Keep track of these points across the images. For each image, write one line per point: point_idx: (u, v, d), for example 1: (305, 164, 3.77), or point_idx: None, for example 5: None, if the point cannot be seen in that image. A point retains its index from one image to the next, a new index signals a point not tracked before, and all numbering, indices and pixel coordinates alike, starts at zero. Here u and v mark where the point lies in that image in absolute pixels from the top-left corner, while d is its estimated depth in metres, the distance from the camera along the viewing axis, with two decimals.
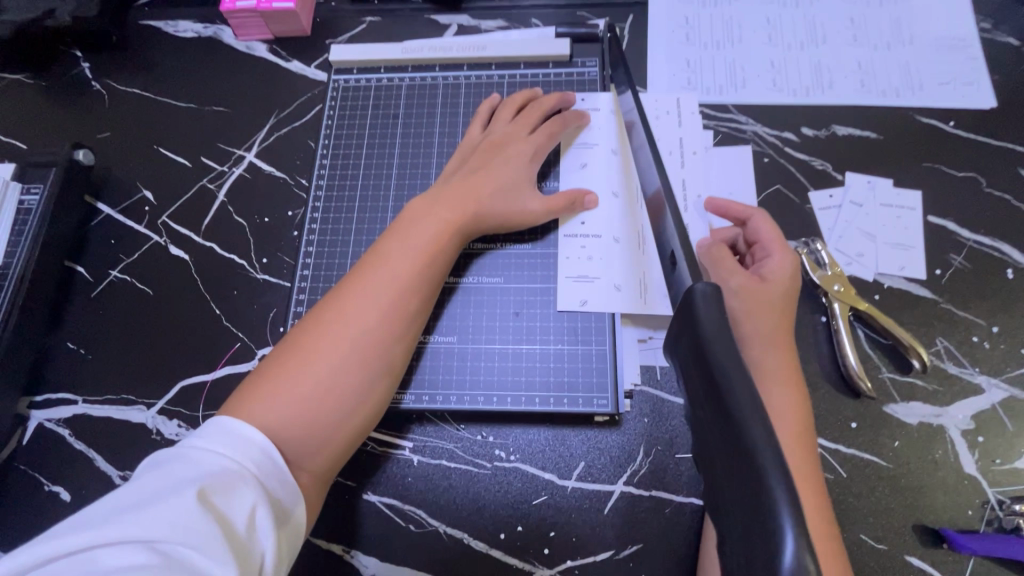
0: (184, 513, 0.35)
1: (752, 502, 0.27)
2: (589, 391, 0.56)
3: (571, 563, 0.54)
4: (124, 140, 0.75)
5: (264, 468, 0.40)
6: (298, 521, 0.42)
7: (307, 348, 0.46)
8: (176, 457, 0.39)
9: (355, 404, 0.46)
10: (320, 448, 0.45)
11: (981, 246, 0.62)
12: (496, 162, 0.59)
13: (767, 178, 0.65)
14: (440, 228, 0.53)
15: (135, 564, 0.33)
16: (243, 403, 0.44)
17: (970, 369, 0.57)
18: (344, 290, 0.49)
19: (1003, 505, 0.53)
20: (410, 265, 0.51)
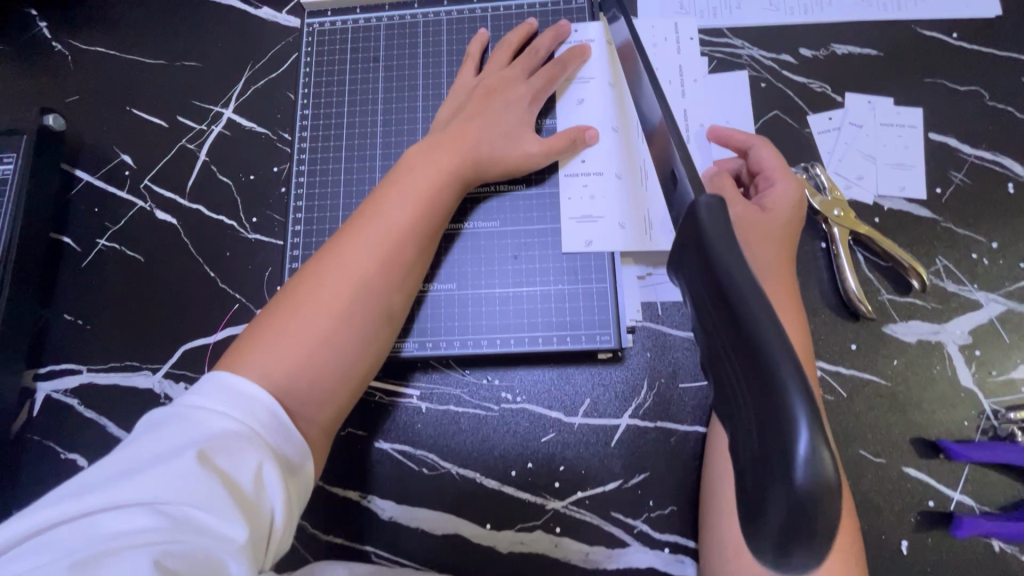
0: (188, 476, 0.35)
1: (766, 404, 0.28)
2: (592, 328, 0.56)
3: (582, 494, 0.56)
4: (94, 103, 0.72)
5: (266, 423, 0.40)
6: (306, 475, 0.42)
7: (310, 295, 0.45)
8: (175, 417, 0.39)
9: (356, 354, 0.46)
10: (324, 399, 0.45)
11: (982, 161, 0.61)
12: (491, 104, 0.57)
13: (764, 103, 0.63)
14: (438, 173, 0.52)
15: (141, 526, 0.34)
16: (247, 351, 0.43)
17: (969, 286, 0.57)
18: (345, 236, 0.48)
19: (998, 414, 0.54)
20: (411, 213, 0.50)
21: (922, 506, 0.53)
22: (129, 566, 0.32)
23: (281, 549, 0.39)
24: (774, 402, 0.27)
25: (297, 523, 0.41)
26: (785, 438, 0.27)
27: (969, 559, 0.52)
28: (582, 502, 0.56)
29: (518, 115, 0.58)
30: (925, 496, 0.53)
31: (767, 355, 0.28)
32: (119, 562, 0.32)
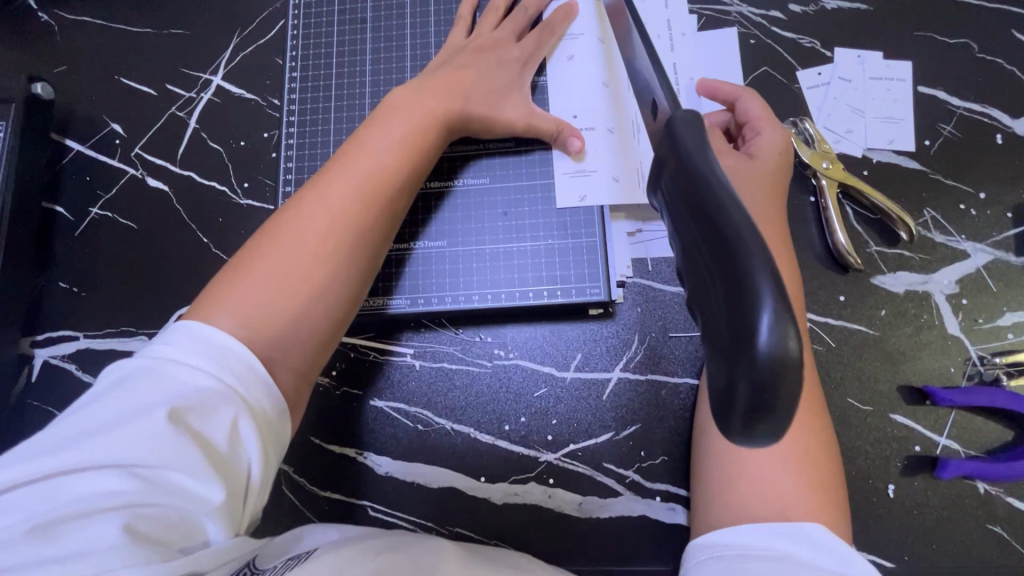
0: (162, 436, 0.36)
1: (732, 292, 0.26)
2: (582, 281, 0.57)
3: (575, 446, 0.57)
4: (82, 72, 0.71)
5: (241, 378, 0.39)
6: (286, 426, 0.42)
7: (292, 234, 0.45)
8: (145, 371, 0.38)
9: (338, 291, 0.46)
10: (306, 336, 0.44)
11: (971, 113, 0.61)
12: (482, 61, 0.57)
13: (753, 59, 0.63)
14: (421, 120, 0.52)
15: (118, 487, 0.34)
16: (229, 290, 0.43)
17: (957, 236, 0.58)
18: (326, 178, 0.48)
19: (984, 361, 0.55)
20: (390, 153, 0.49)
21: (908, 451, 0.54)
22: (106, 529, 0.33)
23: (262, 497, 0.41)
24: (738, 288, 0.25)
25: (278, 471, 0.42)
26: (748, 319, 0.25)
27: (954, 500, 0.53)
28: (575, 454, 0.57)
29: (506, 71, 0.58)
30: (911, 440, 0.54)
31: (734, 239, 0.26)
32: (96, 524, 0.33)
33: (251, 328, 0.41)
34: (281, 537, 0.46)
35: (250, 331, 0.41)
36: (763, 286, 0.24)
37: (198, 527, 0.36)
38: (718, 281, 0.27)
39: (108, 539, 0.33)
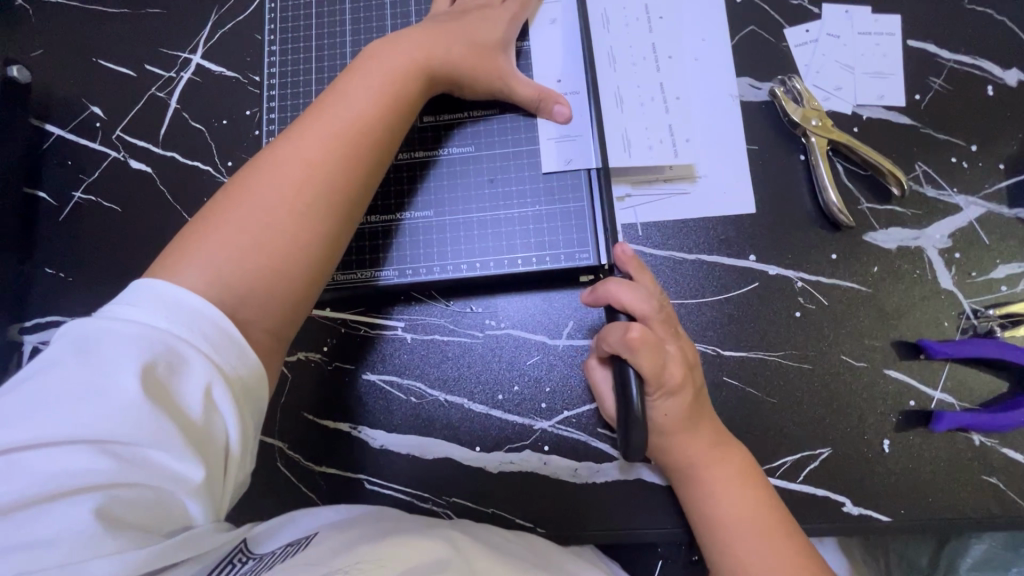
0: (132, 410, 0.34)
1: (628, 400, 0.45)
2: (571, 246, 0.56)
3: (568, 413, 0.57)
4: (59, 55, 0.70)
5: (214, 343, 0.38)
6: (265, 390, 0.41)
7: (267, 185, 0.44)
8: (108, 337, 0.36)
9: (316, 250, 0.45)
10: (286, 296, 0.44)
11: (962, 66, 0.60)
12: (465, 19, 0.56)
13: (740, 18, 0.62)
14: (399, 73, 0.50)
15: (88, 464, 0.33)
16: (201, 242, 0.42)
17: (949, 190, 0.57)
18: (302, 129, 0.46)
19: (978, 314, 0.55)
20: (366, 111, 0.48)
21: (904, 407, 0.53)
22: (76, 511, 0.32)
23: (243, 468, 0.40)
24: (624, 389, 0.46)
25: (259, 439, 0.41)
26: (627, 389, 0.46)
27: (949, 454, 0.52)
28: (569, 420, 0.57)
29: (491, 31, 0.56)
30: (906, 396, 0.54)
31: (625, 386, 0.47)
32: (66, 506, 0.32)
33: (223, 281, 0.41)
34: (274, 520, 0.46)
35: (220, 285, 0.40)
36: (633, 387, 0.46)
37: (177, 504, 0.36)
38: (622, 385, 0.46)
39: (80, 521, 0.32)
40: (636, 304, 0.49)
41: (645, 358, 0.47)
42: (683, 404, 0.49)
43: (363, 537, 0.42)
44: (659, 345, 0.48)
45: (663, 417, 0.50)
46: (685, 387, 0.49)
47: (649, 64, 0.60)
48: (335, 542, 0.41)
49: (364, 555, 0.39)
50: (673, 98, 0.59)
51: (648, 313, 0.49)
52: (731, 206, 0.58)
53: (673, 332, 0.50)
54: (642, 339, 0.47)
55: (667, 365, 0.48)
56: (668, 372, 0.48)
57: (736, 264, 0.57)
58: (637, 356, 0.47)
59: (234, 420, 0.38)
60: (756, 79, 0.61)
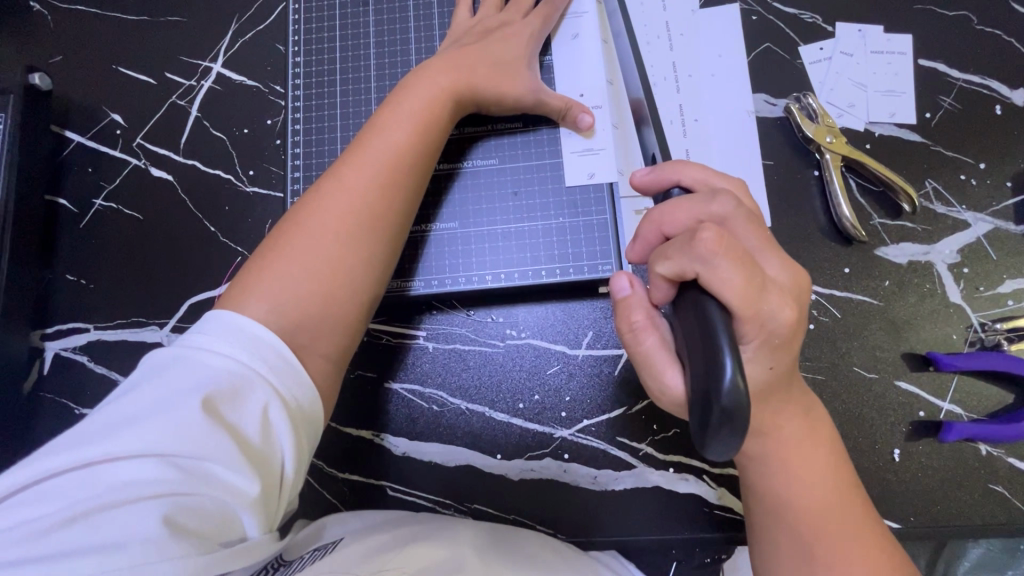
0: (197, 426, 0.36)
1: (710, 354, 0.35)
2: (593, 258, 0.57)
3: (588, 421, 0.58)
4: (79, 62, 0.70)
5: (271, 366, 0.40)
6: (317, 413, 0.43)
7: (318, 214, 0.46)
8: (177, 361, 0.39)
9: (365, 274, 0.47)
10: (338, 318, 0.46)
11: (971, 85, 0.61)
12: (491, 37, 0.57)
13: (756, 36, 0.63)
14: (432, 96, 0.52)
15: (155, 477, 0.35)
16: (260, 272, 0.44)
17: (958, 207, 0.59)
18: (345, 159, 0.49)
19: (985, 327, 0.56)
20: (404, 136, 0.50)
21: (913, 417, 0.55)
22: (142, 519, 0.33)
23: (294, 489, 0.42)
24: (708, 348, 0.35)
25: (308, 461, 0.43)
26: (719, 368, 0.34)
27: (957, 463, 0.54)
28: (588, 429, 0.58)
29: (513, 46, 0.57)
30: (916, 406, 0.55)
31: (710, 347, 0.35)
32: (133, 514, 0.33)
33: (281, 309, 0.43)
34: (304, 531, 0.48)
35: (279, 313, 0.43)
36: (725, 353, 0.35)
37: (233, 517, 0.36)
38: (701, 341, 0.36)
39: (146, 529, 0.33)
40: (697, 213, 0.41)
41: (732, 285, 0.36)
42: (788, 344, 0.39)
43: (388, 544, 0.44)
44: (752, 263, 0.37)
45: (766, 371, 0.39)
46: (792, 327, 0.39)
47: (668, 84, 0.63)
48: (358, 549, 0.43)
49: (384, 562, 0.40)
50: (691, 120, 0.62)
51: (724, 216, 0.40)
52: None
53: (765, 238, 0.39)
54: (721, 248, 0.37)
55: (766, 298, 0.37)
56: (768, 304, 0.37)
57: None
58: (720, 274, 0.37)
59: (288, 439, 0.39)
60: (772, 96, 0.62)
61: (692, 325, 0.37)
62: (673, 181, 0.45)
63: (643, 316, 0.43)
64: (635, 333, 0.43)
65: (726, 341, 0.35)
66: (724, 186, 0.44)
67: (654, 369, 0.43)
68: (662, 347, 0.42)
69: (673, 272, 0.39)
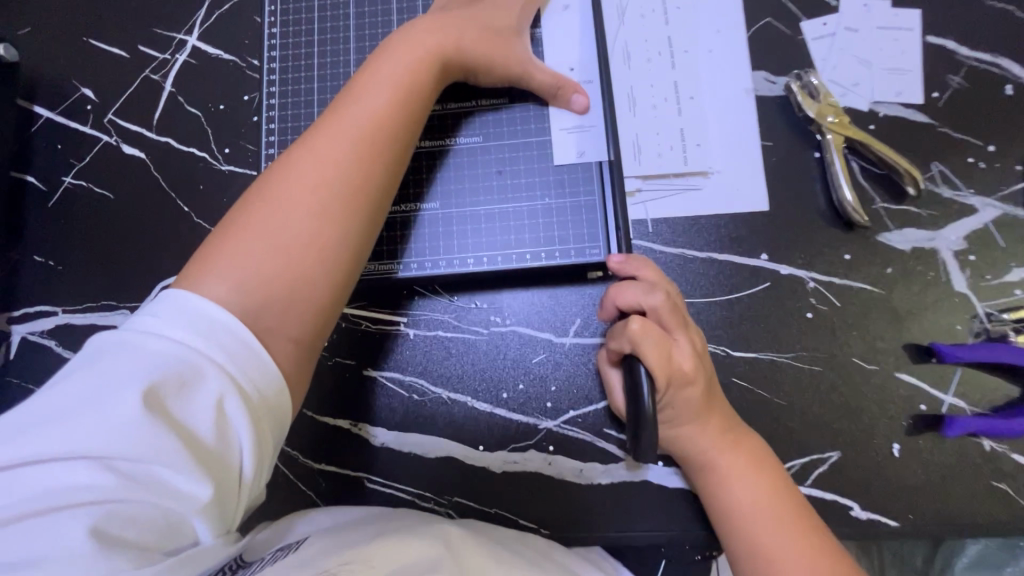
0: (144, 423, 0.34)
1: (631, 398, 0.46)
2: (581, 242, 0.54)
3: (574, 413, 0.56)
4: (48, 33, 0.67)
5: (229, 353, 0.37)
6: (284, 404, 0.40)
7: (288, 189, 0.44)
8: (127, 345, 0.36)
9: (339, 251, 0.44)
10: (309, 297, 0.43)
11: (981, 64, 0.58)
12: (478, 5, 0.54)
13: (756, 9, 0.60)
14: (412, 65, 0.49)
15: (97, 478, 0.33)
16: (226, 248, 0.42)
17: (965, 191, 0.56)
18: (318, 134, 0.46)
19: (990, 317, 0.54)
20: (381, 108, 0.47)
21: (914, 411, 0.53)
22: (78, 522, 0.32)
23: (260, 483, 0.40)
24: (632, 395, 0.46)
25: (277, 454, 0.40)
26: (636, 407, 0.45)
27: (959, 458, 0.52)
28: (575, 420, 0.56)
29: (497, 16, 0.55)
30: (917, 399, 0.53)
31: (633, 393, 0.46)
32: (68, 516, 0.32)
33: (245, 288, 0.41)
34: (272, 528, 0.47)
35: (243, 291, 0.40)
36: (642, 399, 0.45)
37: (183, 519, 0.35)
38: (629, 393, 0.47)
39: (81, 533, 0.31)
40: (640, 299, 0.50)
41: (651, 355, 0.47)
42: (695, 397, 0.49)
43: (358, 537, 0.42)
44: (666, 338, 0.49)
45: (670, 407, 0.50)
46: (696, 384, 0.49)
47: (663, 60, 0.60)
48: (326, 544, 0.41)
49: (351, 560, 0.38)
50: (686, 97, 0.59)
51: (656, 305, 0.50)
52: (744, 203, 0.57)
53: (682, 323, 0.50)
54: (646, 328, 0.48)
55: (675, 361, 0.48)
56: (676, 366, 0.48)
57: (745, 263, 0.56)
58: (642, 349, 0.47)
59: (247, 436, 0.37)
60: (772, 73, 0.59)
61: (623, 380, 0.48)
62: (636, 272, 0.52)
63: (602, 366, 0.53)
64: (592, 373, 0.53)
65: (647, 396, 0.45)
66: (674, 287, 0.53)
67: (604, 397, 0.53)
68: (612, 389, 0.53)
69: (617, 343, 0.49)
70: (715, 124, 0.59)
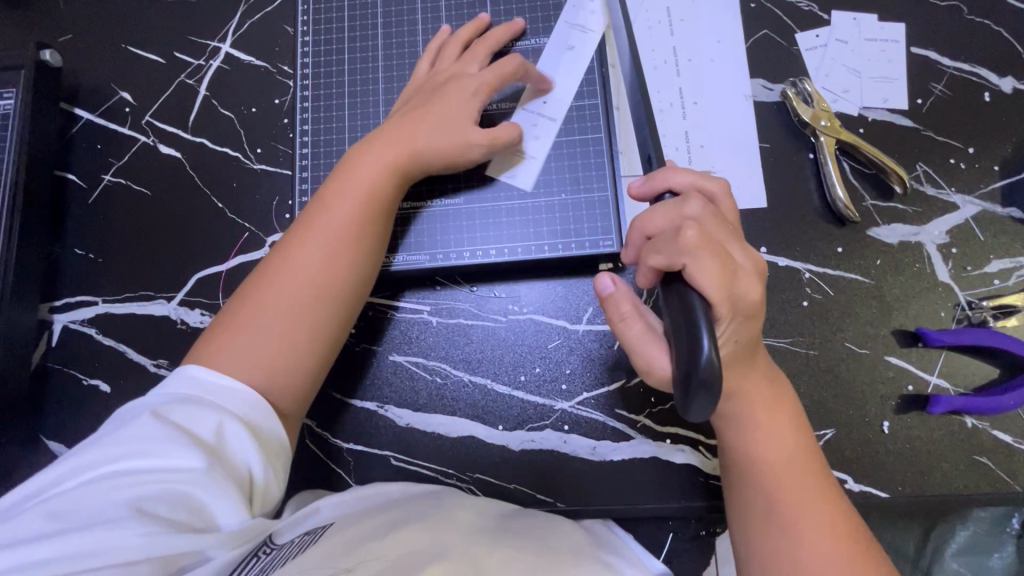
0: (159, 436, 0.41)
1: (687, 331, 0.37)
2: (595, 234, 0.59)
3: (587, 394, 0.60)
4: (89, 40, 0.71)
5: (226, 388, 0.45)
6: (278, 431, 0.47)
7: (268, 295, 0.50)
8: (150, 396, 0.45)
9: (311, 347, 0.50)
10: (286, 388, 0.49)
11: (961, 73, 0.63)
12: (441, 95, 0.57)
13: (755, 22, 0.65)
14: (379, 171, 0.54)
15: (121, 480, 0.39)
16: (211, 350, 0.48)
17: (947, 190, 0.61)
18: (292, 238, 0.52)
19: (972, 305, 0.58)
20: (351, 204, 0.53)
21: (902, 391, 0.57)
22: (111, 506, 0.38)
23: (265, 499, 0.45)
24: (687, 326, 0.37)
25: (280, 471, 0.46)
26: (697, 341, 0.36)
27: (944, 435, 0.56)
28: (589, 401, 0.59)
29: (457, 96, 0.56)
30: (905, 381, 0.57)
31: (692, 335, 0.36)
32: (103, 503, 0.38)
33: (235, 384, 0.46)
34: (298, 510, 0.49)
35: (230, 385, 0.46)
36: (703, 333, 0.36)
37: (197, 505, 0.40)
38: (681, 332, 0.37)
39: (113, 514, 0.38)
40: (673, 212, 0.42)
41: (709, 274, 0.38)
42: (749, 331, 0.43)
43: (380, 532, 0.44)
44: (724, 256, 0.40)
45: (733, 345, 0.42)
46: (753, 308, 0.42)
47: (669, 68, 0.65)
48: (350, 539, 0.43)
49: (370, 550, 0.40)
50: (690, 102, 0.64)
51: (696, 214, 0.42)
52: (744, 200, 0.61)
53: (731, 232, 0.42)
54: (702, 245, 0.39)
55: (734, 285, 0.40)
56: (737, 288, 0.40)
57: None
58: (697, 268, 0.38)
59: (248, 443, 0.43)
60: (769, 81, 0.64)
61: (675, 313, 0.39)
62: (666, 187, 0.45)
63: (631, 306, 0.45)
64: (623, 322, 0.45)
65: (706, 325, 0.36)
66: (714, 189, 0.46)
67: (639, 351, 0.44)
68: (649, 332, 0.44)
69: (661, 265, 0.40)
70: (717, 128, 0.63)
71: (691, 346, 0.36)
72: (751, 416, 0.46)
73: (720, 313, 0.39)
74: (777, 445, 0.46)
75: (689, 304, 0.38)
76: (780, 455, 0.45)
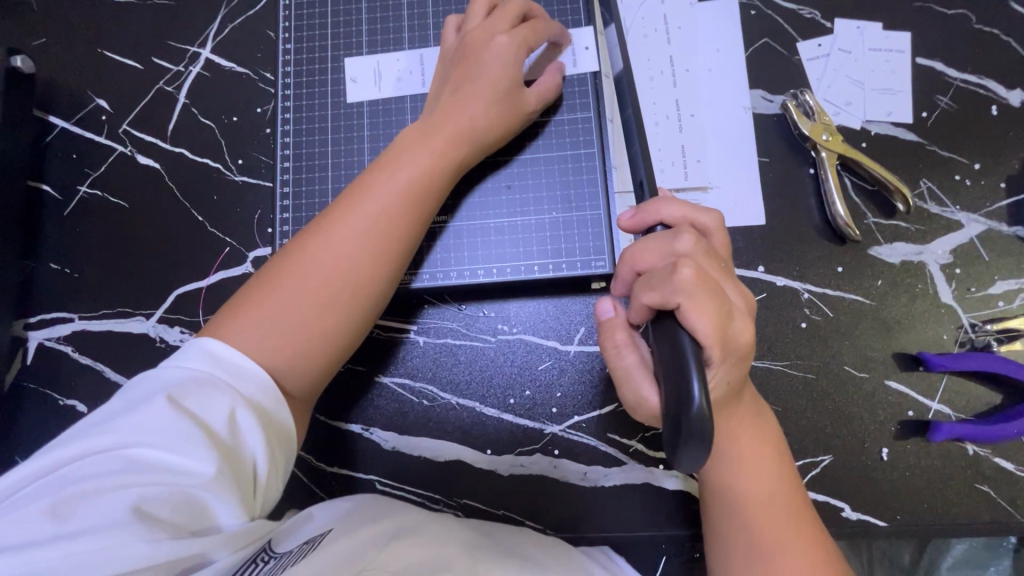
0: (164, 421, 0.37)
1: (679, 378, 0.35)
2: (587, 254, 0.56)
3: (579, 418, 0.58)
4: (63, 45, 0.68)
5: (236, 375, 0.41)
6: (288, 425, 0.44)
7: (295, 277, 0.46)
8: (158, 367, 0.41)
9: (340, 335, 0.47)
10: (310, 373, 0.46)
11: (968, 85, 0.61)
12: (483, 57, 0.53)
13: (755, 30, 0.63)
14: (433, 155, 0.51)
15: (120, 469, 0.35)
16: (235, 325, 0.44)
17: (951, 207, 0.59)
18: (329, 214, 0.48)
19: (975, 328, 0.57)
20: (394, 190, 0.49)
21: (901, 417, 0.55)
22: (113, 505, 0.34)
23: (271, 492, 0.42)
24: (678, 369, 0.36)
25: (285, 467, 0.43)
26: (686, 389, 0.34)
27: (944, 462, 0.55)
28: (580, 425, 0.58)
29: (500, 75, 0.53)
30: (905, 406, 0.56)
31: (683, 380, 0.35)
32: (103, 502, 0.34)
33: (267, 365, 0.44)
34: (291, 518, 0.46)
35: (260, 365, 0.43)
36: (693, 378, 0.35)
37: (201, 506, 0.36)
38: (671, 375, 0.36)
39: (115, 514, 0.34)
40: (668, 249, 0.41)
41: (706, 316, 0.37)
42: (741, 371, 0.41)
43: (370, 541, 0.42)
44: (720, 296, 0.38)
45: (726, 386, 0.40)
46: (746, 347, 0.40)
47: (665, 78, 0.62)
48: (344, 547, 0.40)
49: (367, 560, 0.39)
50: (687, 115, 0.61)
51: (691, 251, 0.40)
52: (741, 217, 0.59)
53: (724, 271, 0.41)
54: (699, 283, 0.37)
55: (730, 325, 0.39)
56: (732, 328, 0.39)
57: (743, 275, 0.58)
58: (693, 308, 0.37)
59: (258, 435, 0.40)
60: (769, 92, 0.62)
61: (664, 354, 0.37)
62: (657, 218, 0.44)
63: (626, 335, 0.43)
64: (617, 351, 0.43)
65: (695, 368, 0.35)
66: (706, 221, 0.43)
67: (632, 384, 0.43)
68: (641, 365, 0.42)
69: (655, 303, 0.39)
70: (714, 142, 0.61)
71: (681, 394, 0.34)
72: (734, 450, 0.45)
73: (710, 355, 0.37)
74: (760, 481, 0.44)
75: (681, 347, 0.36)
76: (763, 491, 0.44)
